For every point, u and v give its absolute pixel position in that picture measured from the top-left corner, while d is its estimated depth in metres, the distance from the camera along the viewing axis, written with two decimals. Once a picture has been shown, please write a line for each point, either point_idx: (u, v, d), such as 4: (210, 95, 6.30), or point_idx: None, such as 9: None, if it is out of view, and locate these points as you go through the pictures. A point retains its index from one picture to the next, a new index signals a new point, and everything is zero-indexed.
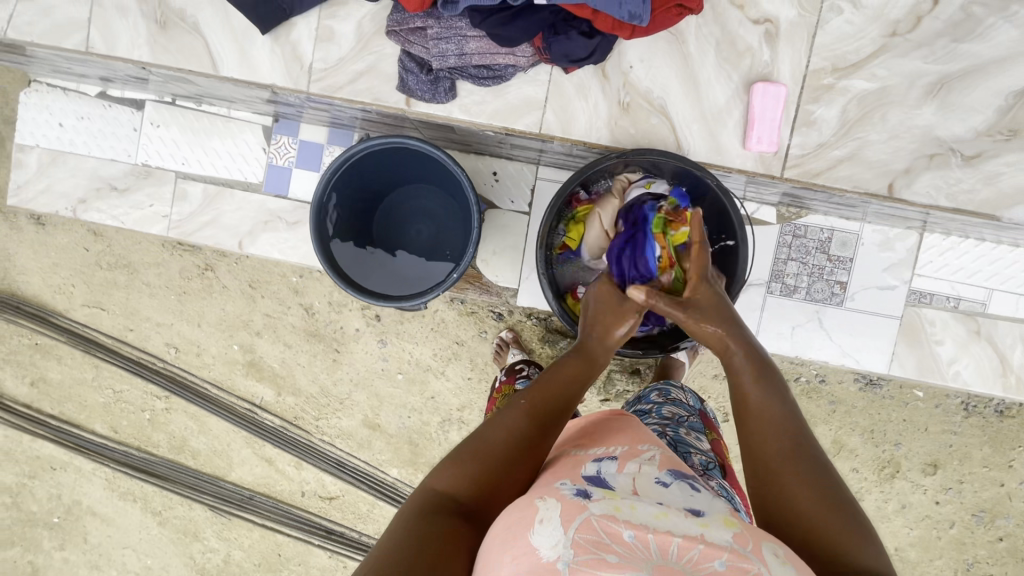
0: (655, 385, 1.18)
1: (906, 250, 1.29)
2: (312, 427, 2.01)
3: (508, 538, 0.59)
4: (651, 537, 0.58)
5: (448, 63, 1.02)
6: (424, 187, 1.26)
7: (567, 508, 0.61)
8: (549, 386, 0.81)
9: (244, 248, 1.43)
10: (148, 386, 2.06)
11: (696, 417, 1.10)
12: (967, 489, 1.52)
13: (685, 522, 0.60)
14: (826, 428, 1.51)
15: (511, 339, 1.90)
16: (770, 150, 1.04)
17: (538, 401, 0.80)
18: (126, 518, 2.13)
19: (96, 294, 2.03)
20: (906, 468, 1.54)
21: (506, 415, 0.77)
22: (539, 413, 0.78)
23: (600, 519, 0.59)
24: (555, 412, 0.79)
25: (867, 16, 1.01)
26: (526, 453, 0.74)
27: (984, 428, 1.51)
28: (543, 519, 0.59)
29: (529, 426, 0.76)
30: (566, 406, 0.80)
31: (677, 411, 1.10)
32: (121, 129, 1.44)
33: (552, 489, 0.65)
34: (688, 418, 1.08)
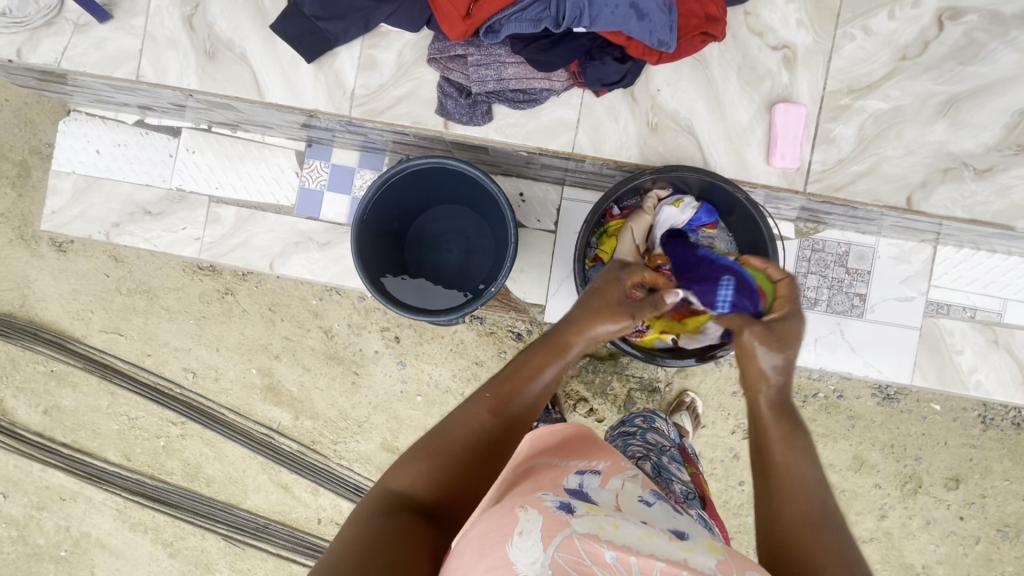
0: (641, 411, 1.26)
1: (921, 262, 1.34)
2: (330, 452, 2.00)
3: (483, 548, 0.58)
4: (635, 560, 0.57)
5: (486, 87, 1.07)
6: (456, 208, 1.30)
7: (549, 522, 0.59)
8: (510, 384, 0.81)
9: (276, 269, 1.46)
10: (163, 412, 2.05)
11: (677, 449, 1.18)
12: (992, 502, 1.53)
13: (667, 546, 0.61)
14: (849, 441, 1.52)
15: None
16: (793, 166, 1.08)
17: (502, 396, 0.80)
18: (135, 550, 2.08)
19: (115, 320, 2.04)
20: (929, 482, 1.54)
21: (466, 411, 0.77)
22: (500, 412, 0.78)
23: (582, 539, 0.58)
24: (515, 414, 0.79)
25: (878, 41, 1.08)
26: (485, 453, 0.75)
27: (1005, 440, 1.52)
28: (522, 532, 0.58)
29: (490, 425, 0.76)
30: (524, 407, 0.81)
31: (660, 440, 1.17)
32: (157, 155, 1.48)
33: (535, 499, 0.63)
34: (670, 448, 1.15)
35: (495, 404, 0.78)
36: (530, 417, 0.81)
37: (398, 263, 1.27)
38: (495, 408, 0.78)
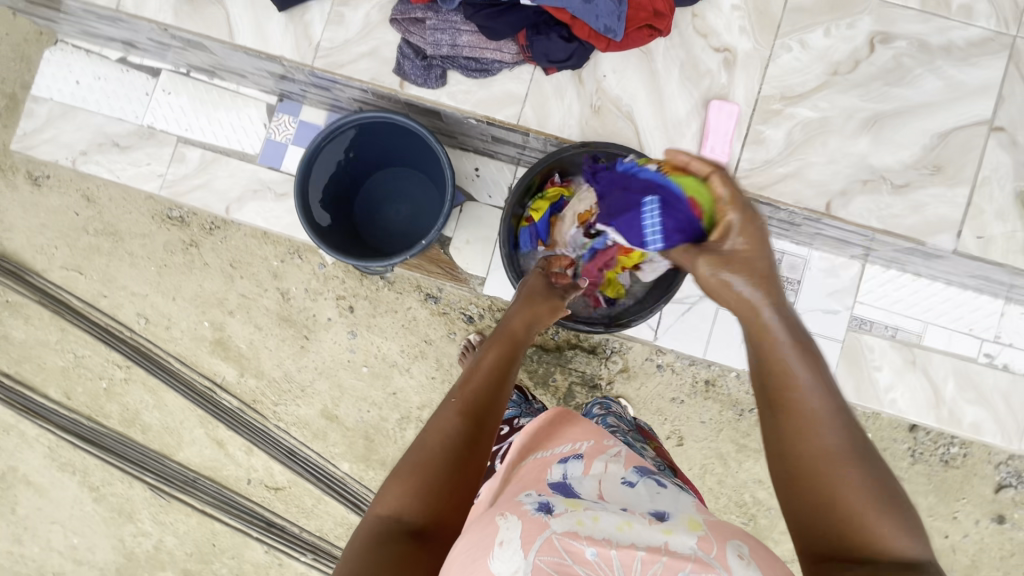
0: (598, 399, 1.32)
1: (849, 278, 1.39)
2: (269, 412, 2.00)
3: (468, 561, 0.59)
4: (614, 553, 0.58)
5: (441, 51, 1.13)
6: (408, 172, 1.35)
7: (528, 528, 0.60)
8: (476, 382, 0.75)
9: (231, 213, 1.50)
10: (110, 354, 2.05)
11: (635, 429, 1.23)
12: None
13: (649, 532, 0.61)
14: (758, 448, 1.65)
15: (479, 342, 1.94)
16: (722, 160, 1.14)
17: (470, 396, 0.73)
18: (61, 490, 2.06)
19: (77, 257, 2.06)
20: None
21: (437, 418, 0.70)
22: (468, 407, 0.72)
23: (561, 538, 0.59)
24: (486, 406, 0.73)
25: (813, 55, 1.15)
26: (467, 455, 0.68)
27: None
28: (503, 542, 0.59)
29: (463, 427, 0.70)
30: (496, 395, 0.75)
31: (620, 422, 1.22)
32: (134, 92, 1.53)
33: (515, 506, 0.66)
34: (630, 428, 1.20)
35: (460, 403, 0.72)
36: (502, 402, 0.75)
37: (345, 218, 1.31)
38: (463, 404, 0.72)
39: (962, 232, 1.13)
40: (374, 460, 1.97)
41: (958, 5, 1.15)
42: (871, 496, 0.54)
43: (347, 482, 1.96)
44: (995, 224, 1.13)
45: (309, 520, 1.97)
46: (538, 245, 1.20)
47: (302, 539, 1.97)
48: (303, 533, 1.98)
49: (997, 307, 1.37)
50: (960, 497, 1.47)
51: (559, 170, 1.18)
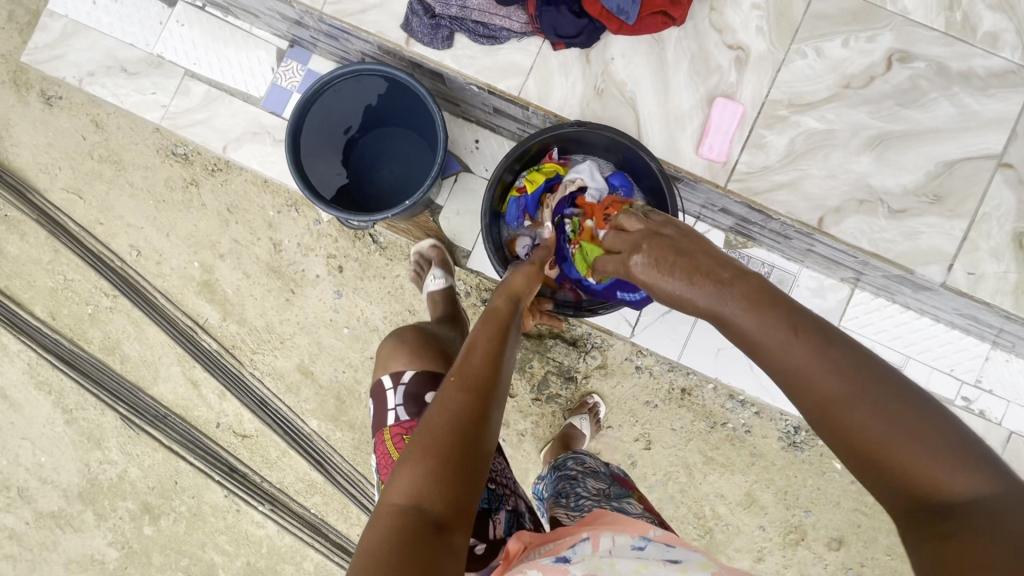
0: (572, 455, 1.27)
1: (836, 301, 1.37)
2: (246, 358, 2.01)
3: None
4: None
5: (449, 10, 1.12)
6: (406, 134, 1.34)
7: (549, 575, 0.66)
8: (477, 361, 0.72)
9: (227, 152, 1.49)
10: (99, 282, 2.06)
11: (617, 482, 1.16)
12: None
13: (664, 574, 0.65)
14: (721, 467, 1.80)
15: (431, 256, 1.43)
16: (719, 160, 1.12)
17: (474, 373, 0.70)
18: (35, 408, 2.08)
19: (79, 181, 2.06)
20: None
21: (442, 401, 0.67)
22: (473, 384, 0.68)
23: None
24: (492, 385, 0.70)
25: (827, 65, 1.12)
26: (477, 432, 0.65)
27: None
28: None
29: (471, 403, 0.66)
30: (497, 373, 0.72)
31: (599, 480, 1.15)
32: (148, 20, 1.53)
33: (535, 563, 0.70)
34: (610, 486, 1.12)
35: (464, 383, 0.69)
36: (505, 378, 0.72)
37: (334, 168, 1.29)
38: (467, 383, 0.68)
39: (954, 266, 1.10)
40: (343, 421, 1.97)
41: (984, 33, 1.11)
42: (907, 432, 0.49)
43: (313, 439, 1.97)
44: (989, 262, 1.11)
45: (271, 471, 1.98)
46: (525, 219, 1.17)
47: (262, 489, 1.99)
48: (265, 484, 1.99)
49: (983, 351, 1.34)
50: None
51: (557, 145, 1.14)
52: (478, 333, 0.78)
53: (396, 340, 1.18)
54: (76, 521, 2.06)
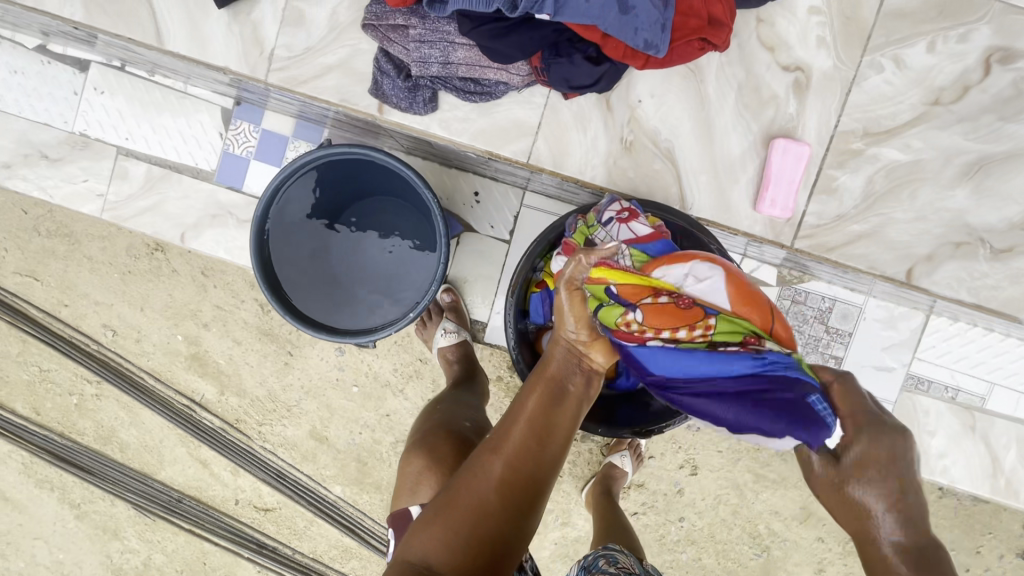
0: (601, 549, 1.08)
1: (909, 330, 1.20)
2: (253, 433, 1.60)
3: None
4: None
5: (429, 70, 0.87)
6: (392, 201, 1.11)
7: None
8: (512, 431, 0.68)
9: (186, 242, 1.27)
10: (78, 368, 1.60)
11: None
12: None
13: None
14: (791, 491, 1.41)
15: (445, 306, 1.22)
16: (784, 216, 0.92)
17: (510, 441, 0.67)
18: (41, 507, 1.67)
19: (30, 260, 1.54)
20: None
21: (473, 464, 0.67)
22: (508, 452, 0.66)
23: None
24: (524, 461, 0.66)
25: (909, 78, 0.90)
26: (497, 503, 0.64)
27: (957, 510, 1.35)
28: None
29: (498, 476, 0.65)
30: (538, 448, 0.67)
31: None
32: (60, 91, 1.26)
33: None
34: None
35: (498, 445, 0.67)
36: (546, 454, 0.67)
37: (314, 265, 1.07)
38: (500, 449, 0.66)
39: None
40: (369, 485, 1.62)
41: None
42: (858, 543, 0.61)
43: (340, 507, 1.62)
44: None
45: (302, 542, 1.63)
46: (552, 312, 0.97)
47: (295, 561, 1.64)
48: (297, 556, 1.64)
49: None
50: (998, 549, 1.35)
51: None
52: (521, 402, 0.70)
53: (426, 462, 0.95)
54: None
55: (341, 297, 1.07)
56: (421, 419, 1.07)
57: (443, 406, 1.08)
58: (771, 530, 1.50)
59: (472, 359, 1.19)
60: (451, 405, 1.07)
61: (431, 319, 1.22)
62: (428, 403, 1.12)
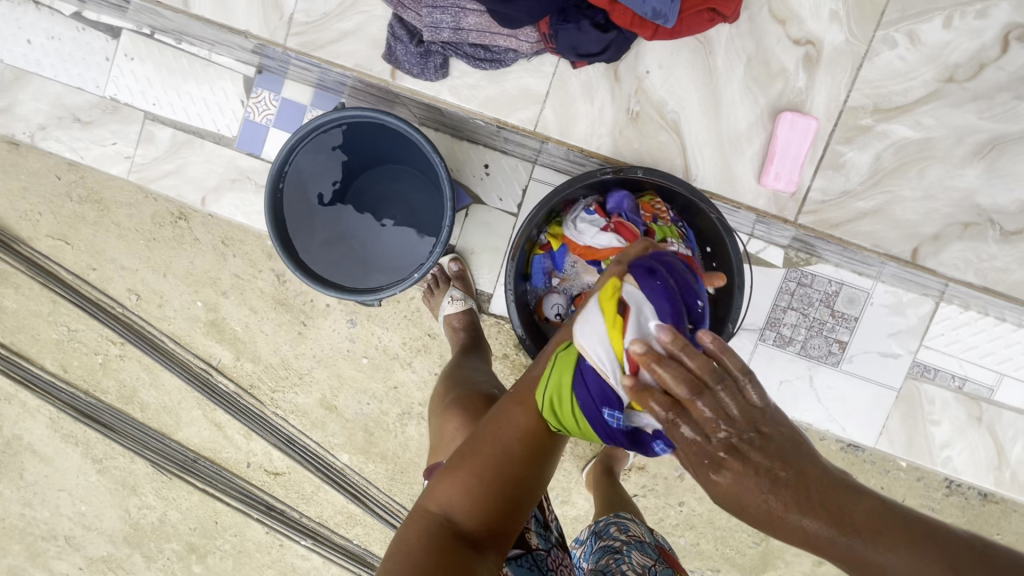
0: (613, 517, 1.11)
1: (918, 318, 1.19)
2: (266, 398, 1.65)
3: None
4: None
5: (441, 36, 0.89)
6: (405, 170, 1.16)
7: None
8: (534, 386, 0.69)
9: (207, 205, 1.31)
10: (103, 329, 1.66)
11: (664, 566, 0.98)
12: None
13: None
14: None
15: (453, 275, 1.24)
16: (788, 190, 0.92)
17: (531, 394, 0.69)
18: (66, 461, 1.76)
19: (61, 224, 1.61)
20: None
21: (496, 419, 0.69)
22: (534, 404, 0.68)
23: None
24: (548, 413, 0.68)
25: (923, 54, 0.89)
26: (519, 455, 0.67)
27: (965, 510, 1.30)
28: None
29: (521, 428, 0.67)
30: None
31: (645, 560, 0.98)
32: (93, 57, 1.31)
33: None
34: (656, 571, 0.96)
35: (525, 398, 0.69)
36: None
37: (331, 229, 1.12)
38: (526, 400, 0.69)
39: None
40: (375, 454, 1.66)
41: None
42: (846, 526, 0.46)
43: (347, 474, 1.66)
44: None
45: (309, 506, 1.69)
46: (552, 276, 1.01)
47: (302, 525, 1.70)
48: (304, 520, 1.70)
49: None
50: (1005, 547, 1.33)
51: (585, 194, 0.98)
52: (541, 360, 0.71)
53: (462, 419, 0.97)
54: (123, 569, 1.79)
55: (354, 261, 1.11)
56: (449, 381, 1.08)
57: (469, 372, 1.09)
58: None
59: (478, 328, 1.22)
60: (471, 371, 1.10)
61: (439, 288, 1.24)
62: (447, 365, 1.14)
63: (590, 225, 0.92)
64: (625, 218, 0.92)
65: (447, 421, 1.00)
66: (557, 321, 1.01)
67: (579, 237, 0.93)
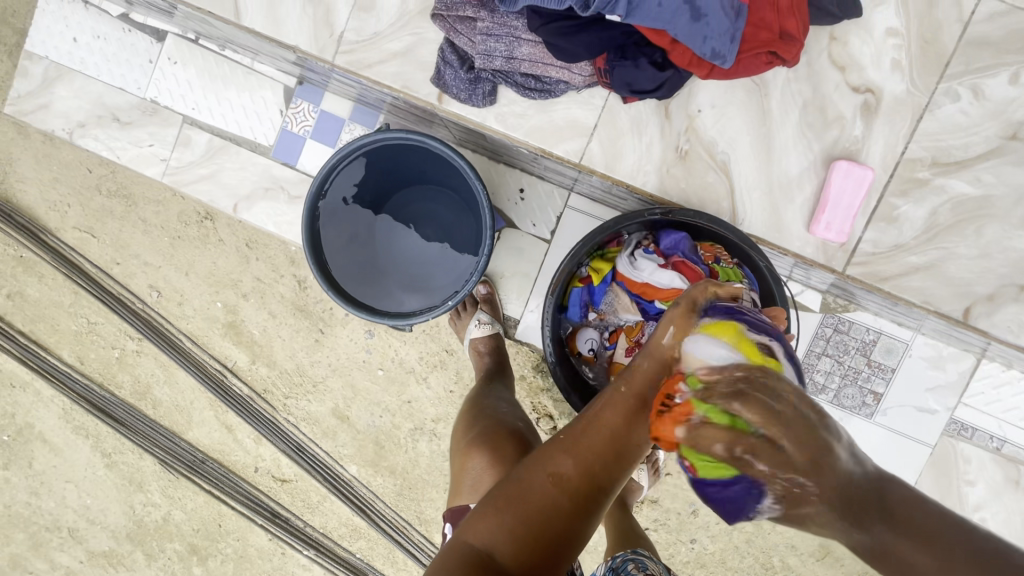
0: (629, 553, 1.05)
1: (958, 373, 1.15)
2: (279, 404, 1.64)
3: None
4: None
5: (492, 63, 0.89)
6: (441, 192, 1.15)
7: None
8: (595, 431, 0.62)
9: (238, 212, 1.31)
10: (122, 324, 1.66)
11: None
12: None
13: None
14: None
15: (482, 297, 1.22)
16: (838, 240, 0.89)
17: (587, 438, 0.62)
18: (75, 453, 1.75)
19: (89, 217, 1.60)
20: None
21: (545, 458, 0.62)
22: (585, 454, 0.61)
23: None
24: (604, 460, 0.61)
25: (986, 109, 0.87)
26: (566, 504, 0.60)
27: None
28: None
29: (574, 475, 0.60)
30: (620, 448, 0.62)
31: None
32: (136, 58, 1.32)
33: None
34: None
35: (577, 442, 0.62)
36: (628, 456, 0.62)
37: (355, 238, 1.10)
38: (577, 447, 0.61)
39: None
40: (384, 468, 1.64)
41: None
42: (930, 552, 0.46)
43: (354, 486, 1.64)
44: None
45: (314, 516, 1.66)
46: (588, 310, 0.99)
47: (306, 534, 1.67)
48: (308, 529, 1.68)
49: None
50: None
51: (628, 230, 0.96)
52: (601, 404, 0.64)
53: (489, 460, 0.93)
54: (123, 565, 1.77)
55: (381, 281, 1.10)
56: (470, 415, 1.05)
57: (491, 403, 1.06)
58: (786, 563, 1.45)
59: (503, 353, 1.20)
60: (495, 400, 1.07)
61: (468, 309, 1.23)
62: (471, 393, 1.11)
63: (645, 262, 0.89)
64: (685, 257, 0.89)
65: (470, 460, 0.96)
66: (590, 356, 0.99)
67: (636, 274, 0.90)
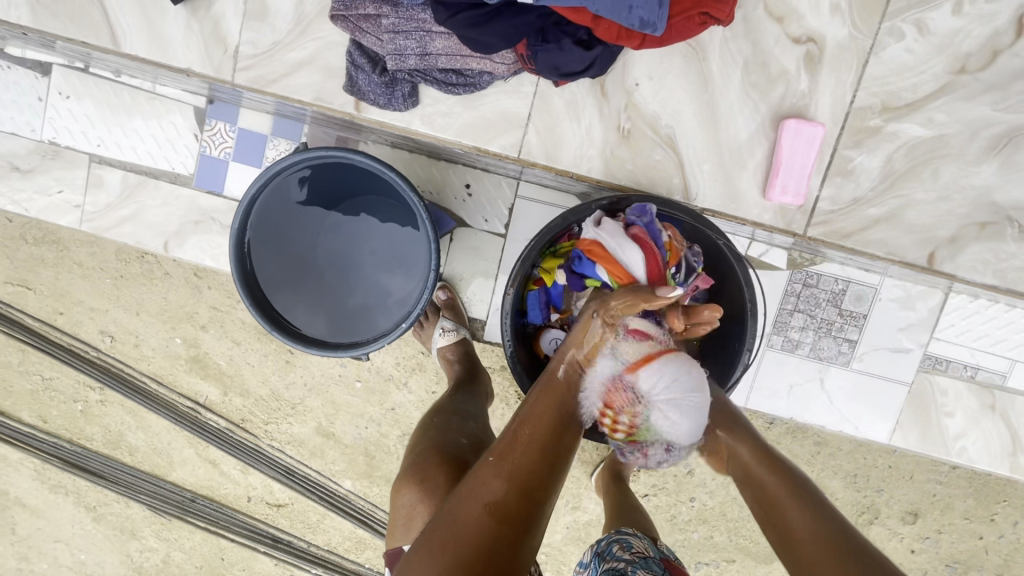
0: (613, 533, 1.00)
1: (928, 310, 1.08)
2: (260, 432, 1.56)
3: None
4: None
5: (406, 63, 0.88)
6: (382, 201, 1.04)
7: None
8: (521, 450, 0.69)
9: (170, 251, 1.21)
10: (80, 375, 1.56)
11: None
12: (947, 540, 1.28)
13: None
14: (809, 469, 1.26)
15: (442, 304, 1.16)
16: (797, 202, 0.94)
17: (514, 459, 0.68)
18: (57, 511, 1.66)
19: (20, 268, 1.48)
20: (884, 514, 1.28)
21: (476, 488, 0.66)
22: (513, 474, 0.66)
23: None
24: (533, 478, 0.67)
25: (932, 44, 0.92)
26: (504, 530, 0.63)
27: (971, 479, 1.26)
28: None
29: (506, 496, 0.65)
30: (544, 465, 0.68)
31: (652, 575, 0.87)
32: (22, 97, 1.19)
33: None
34: None
35: (503, 464, 0.67)
36: (553, 472, 0.69)
37: (284, 262, 1.02)
38: (505, 469, 0.67)
39: None
40: (380, 477, 1.58)
41: None
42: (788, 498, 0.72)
43: (351, 500, 1.59)
44: None
45: (316, 535, 1.61)
46: (550, 310, 0.95)
47: (311, 554, 1.62)
48: (313, 548, 1.62)
49: None
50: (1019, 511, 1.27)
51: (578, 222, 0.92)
52: (524, 424, 0.72)
53: (419, 494, 0.90)
54: None
55: (322, 305, 1.03)
56: (416, 435, 1.03)
57: (438, 418, 1.03)
58: None
59: (473, 358, 1.15)
60: (450, 413, 1.04)
61: (430, 319, 1.17)
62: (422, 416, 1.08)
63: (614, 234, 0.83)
64: (649, 232, 0.84)
65: (400, 496, 0.93)
66: None
67: (604, 240, 0.83)
